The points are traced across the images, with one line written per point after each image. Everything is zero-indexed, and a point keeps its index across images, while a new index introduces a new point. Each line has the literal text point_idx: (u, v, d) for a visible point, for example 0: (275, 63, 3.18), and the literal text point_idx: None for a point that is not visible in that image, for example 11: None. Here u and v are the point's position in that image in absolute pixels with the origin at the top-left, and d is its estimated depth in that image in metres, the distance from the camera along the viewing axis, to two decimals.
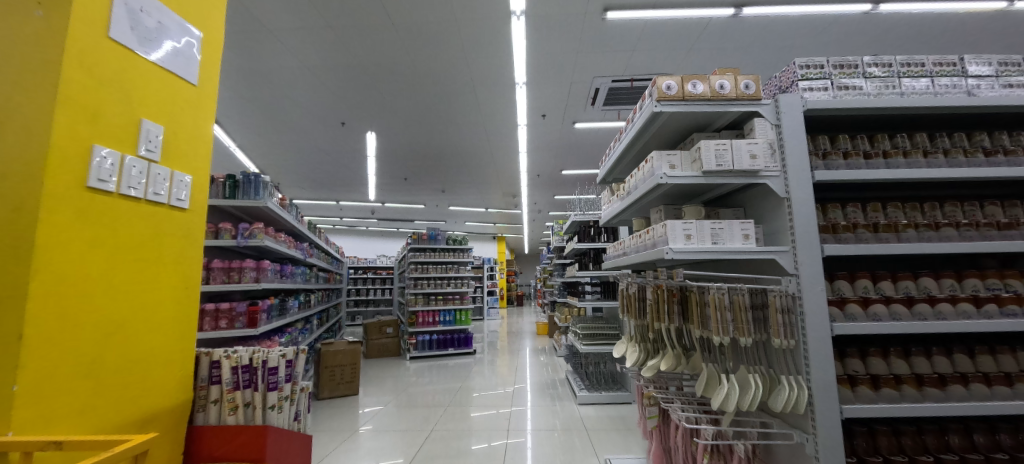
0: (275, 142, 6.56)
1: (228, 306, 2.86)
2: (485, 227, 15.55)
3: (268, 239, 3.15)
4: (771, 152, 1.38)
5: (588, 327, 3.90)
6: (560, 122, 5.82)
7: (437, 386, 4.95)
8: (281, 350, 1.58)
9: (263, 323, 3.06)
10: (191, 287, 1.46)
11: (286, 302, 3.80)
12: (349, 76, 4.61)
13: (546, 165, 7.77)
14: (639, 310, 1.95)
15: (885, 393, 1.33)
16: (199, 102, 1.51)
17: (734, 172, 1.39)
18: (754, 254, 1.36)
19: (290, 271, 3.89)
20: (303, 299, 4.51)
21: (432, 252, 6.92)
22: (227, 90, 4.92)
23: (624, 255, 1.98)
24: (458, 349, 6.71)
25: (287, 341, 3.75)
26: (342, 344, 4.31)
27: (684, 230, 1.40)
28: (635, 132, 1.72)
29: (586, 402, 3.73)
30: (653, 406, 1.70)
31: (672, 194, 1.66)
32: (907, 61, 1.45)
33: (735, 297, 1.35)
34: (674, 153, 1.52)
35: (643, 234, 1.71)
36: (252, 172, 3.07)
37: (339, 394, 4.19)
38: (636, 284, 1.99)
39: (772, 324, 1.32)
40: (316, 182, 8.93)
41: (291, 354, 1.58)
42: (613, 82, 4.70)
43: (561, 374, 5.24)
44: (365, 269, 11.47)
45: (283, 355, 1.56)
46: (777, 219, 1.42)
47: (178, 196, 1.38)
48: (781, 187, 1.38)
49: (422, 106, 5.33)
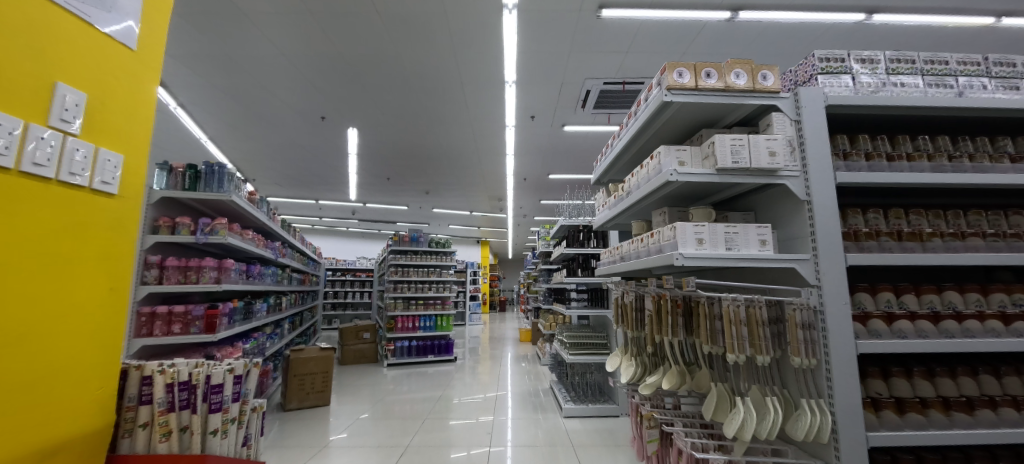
0: (249, 136, 6.19)
1: (184, 309, 2.54)
2: (468, 230, 15.30)
3: (233, 237, 2.87)
4: (790, 149, 1.27)
5: (575, 336, 3.72)
6: (550, 124, 5.70)
7: (415, 395, 4.68)
8: (228, 363, 1.32)
9: (223, 329, 2.75)
10: (117, 287, 1.20)
11: (253, 305, 3.50)
12: (330, 67, 4.36)
13: (534, 169, 7.64)
14: (636, 321, 1.80)
15: (911, 418, 1.21)
16: (136, 69, 1.25)
17: (751, 171, 1.25)
18: (771, 262, 1.22)
19: (258, 271, 3.59)
20: (273, 302, 4.20)
21: (413, 255, 6.68)
22: (197, 78, 4.58)
23: (622, 261, 1.83)
24: (438, 356, 6.44)
25: (252, 348, 3.43)
26: (314, 351, 3.95)
27: (696, 235, 1.25)
28: (638, 127, 1.58)
29: (572, 416, 3.54)
30: (654, 428, 1.53)
31: (678, 196, 1.52)
32: (931, 59, 1.39)
33: (751, 310, 1.21)
34: (683, 148, 1.38)
35: (645, 238, 1.55)
36: (216, 162, 2.77)
37: (309, 405, 3.85)
38: (632, 294, 1.85)
39: (792, 340, 1.19)
40: (293, 180, 8.52)
41: (241, 369, 1.31)
42: (604, 84, 4.61)
43: (545, 384, 5.06)
44: (343, 271, 11.04)
45: (230, 371, 1.29)
46: (795, 223, 1.30)
47: (104, 177, 1.13)
48: (801, 189, 1.26)
49: (408, 102, 5.12)
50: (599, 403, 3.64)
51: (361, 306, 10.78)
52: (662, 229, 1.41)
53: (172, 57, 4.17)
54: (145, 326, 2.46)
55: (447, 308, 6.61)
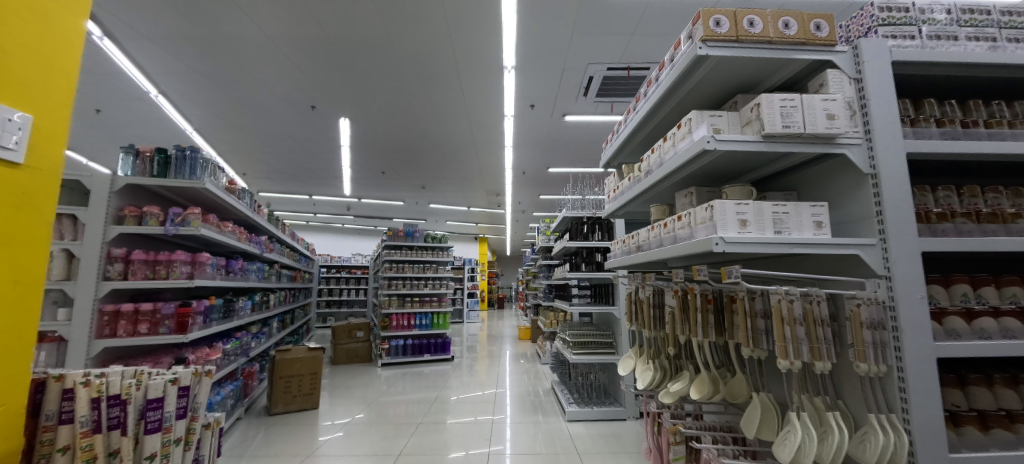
0: (236, 126, 5.91)
1: (152, 307, 2.29)
2: (466, 226, 15.06)
3: (210, 229, 2.64)
4: (850, 112, 1.06)
5: (578, 334, 3.50)
6: (550, 114, 5.46)
7: (411, 397, 4.45)
8: (172, 372, 1.09)
9: (197, 329, 2.50)
10: (23, 281, 0.95)
11: (234, 303, 3.26)
12: (319, 51, 4.11)
13: (533, 162, 7.41)
14: (655, 321, 1.58)
15: (998, 436, 1.01)
16: (46, 8, 0.99)
17: (805, 137, 1.03)
18: (831, 247, 1.01)
19: (240, 267, 3.35)
20: (258, 299, 3.96)
21: (409, 250, 6.45)
22: (177, 62, 4.29)
23: (639, 251, 1.61)
24: (435, 355, 6.20)
25: (233, 349, 3.20)
26: (301, 351, 3.65)
27: (738, 214, 1.02)
28: (661, 95, 1.35)
29: (576, 419, 3.32)
30: (679, 444, 1.31)
31: (709, 173, 1.30)
32: (1009, 9, 1.20)
33: (808, 306, 0.99)
34: (719, 113, 1.14)
35: (669, 224, 1.33)
36: (187, 146, 2.51)
37: (296, 409, 3.58)
38: (650, 289, 1.64)
39: (855, 342, 0.98)
40: (284, 173, 8.23)
41: (187, 379, 1.10)
42: (608, 70, 4.38)
43: (545, 384, 4.86)
44: (337, 268, 10.79)
45: (173, 382, 1.07)
46: (855, 201, 1.09)
47: (3, 141, 0.87)
48: (864, 160, 1.06)
49: (402, 90, 4.87)
50: (603, 405, 3.42)
51: (356, 304, 10.55)
52: (693, 208, 1.18)
53: (149, 39, 3.89)
54: (107, 326, 2.20)
55: (444, 305, 6.39)
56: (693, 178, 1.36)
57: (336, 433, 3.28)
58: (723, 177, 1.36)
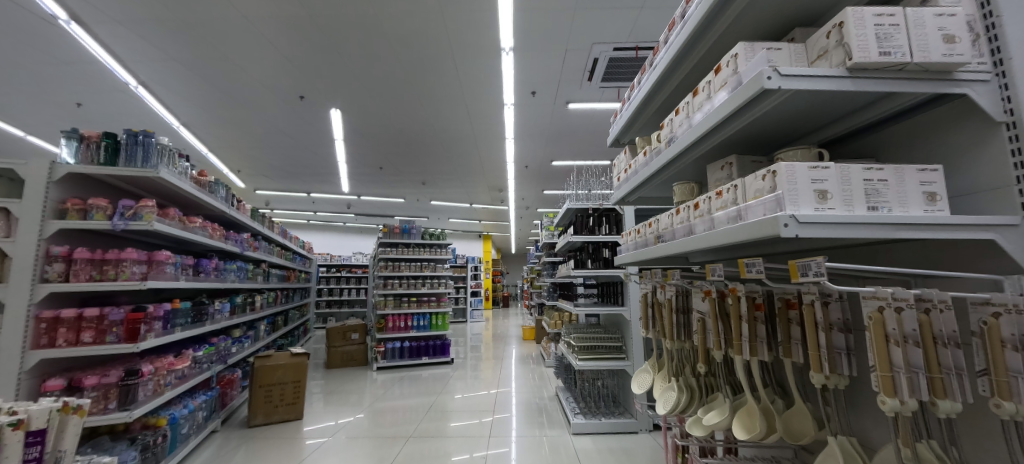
0: (224, 120, 5.68)
1: (97, 313, 2.02)
2: (469, 224, 14.76)
3: (169, 225, 2.35)
4: (974, 34, 0.72)
5: (584, 337, 3.17)
6: (553, 102, 5.13)
7: (405, 403, 4.15)
8: (13, 415, 1.19)
9: (153, 336, 2.22)
10: None
11: (208, 307, 2.98)
12: (301, 33, 3.82)
13: (536, 155, 7.08)
14: (679, 329, 1.27)
15: None
16: None
17: (910, 70, 0.70)
18: (955, 229, 0.67)
19: (214, 267, 3.07)
20: (240, 301, 3.69)
21: (405, 248, 6.19)
22: (153, 49, 4.06)
23: (656, 241, 1.29)
24: (433, 358, 5.91)
25: (206, 356, 2.94)
26: (283, 357, 3.36)
27: (814, 182, 0.70)
28: (692, 32, 1.03)
29: (582, 433, 2.97)
30: None
31: (755, 133, 0.98)
32: None
33: (923, 316, 0.65)
34: (777, 45, 0.84)
35: (702, 203, 1.01)
36: (139, 131, 2.22)
37: (278, 420, 3.29)
38: (671, 289, 1.33)
39: (997, 372, 0.64)
40: (280, 170, 8.01)
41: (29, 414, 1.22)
42: (614, 51, 4.03)
43: (550, 389, 4.53)
44: (338, 267, 10.57)
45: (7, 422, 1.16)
46: (980, 164, 0.76)
47: None
48: (995, 103, 0.72)
49: (393, 77, 4.57)
50: (612, 417, 3.06)
51: (357, 303, 10.32)
52: (738, 180, 0.87)
53: (120, 23, 3.66)
54: (45, 334, 1.94)
55: (443, 305, 6.09)
56: (730, 143, 1.05)
57: (333, 436, 3.15)
58: (770, 141, 1.03)
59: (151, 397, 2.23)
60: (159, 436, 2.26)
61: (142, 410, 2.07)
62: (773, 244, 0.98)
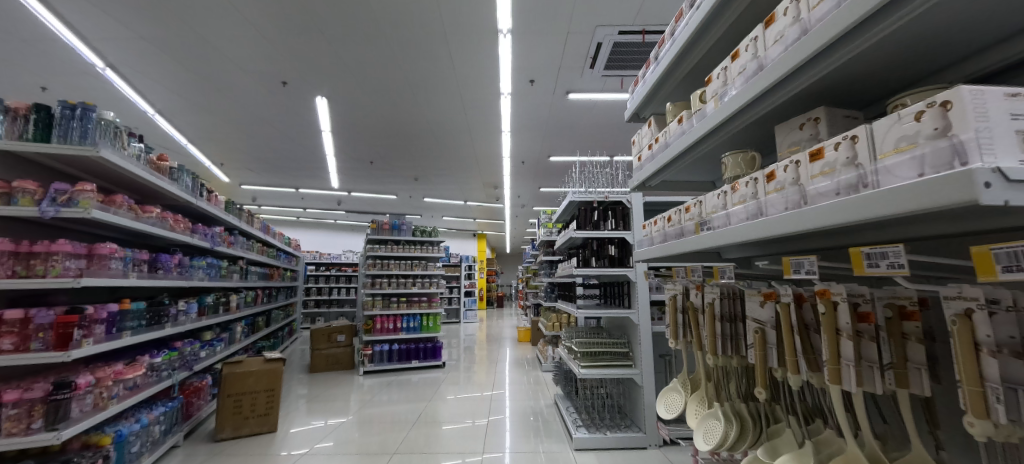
0: (203, 108, 5.34)
1: (19, 316, 1.70)
2: (464, 223, 14.47)
3: (116, 214, 2.04)
4: None
5: (587, 342, 2.89)
6: (552, 91, 4.86)
7: (392, 410, 3.84)
8: None
9: (91, 342, 1.89)
10: None
11: (169, 307, 2.66)
12: (280, 10, 3.51)
13: (533, 149, 6.81)
14: (725, 343, 1.00)
15: None
16: None
17: None
18: None
19: (177, 263, 2.75)
20: (210, 302, 3.36)
21: (395, 245, 5.88)
22: (118, 26, 3.72)
23: (697, 229, 1.01)
24: (424, 361, 5.61)
25: (165, 363, 2.61)
26: (256, 363, 3.06)
27: (1013, 120, 0.42)
28: None
29: (585, 448, 2.68)
30: None
31: (864, 67, 0.69)
32: None
33: None
34: None
35: (785, 171, 0.73)
36: (78, 103, 1.90)
37: (248, 434, 2.97)
38: (714, 290, 1.06)
39: None
40: (265, 164, 7.66)
41: None
42: (619, 35, 3.75)
43: (547, 395, 4.25)
44: (327, 266, 10.23)
45: None
46: None
47: None
48: None
49: (383, 61, 4.27)
50: (618, 430, 2.77)
51: (346, 303, 10.00)
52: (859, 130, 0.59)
53: None
54: None
55: (434, 306, 5.79)
56: (819, 89, 0.76)
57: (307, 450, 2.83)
58: (872, 84, 0.75)
59: (89, 413, 1.91)
60: (100, 457, 1.94)
61: (74, 431, 1.75)
62: (867, 230, 0.72)
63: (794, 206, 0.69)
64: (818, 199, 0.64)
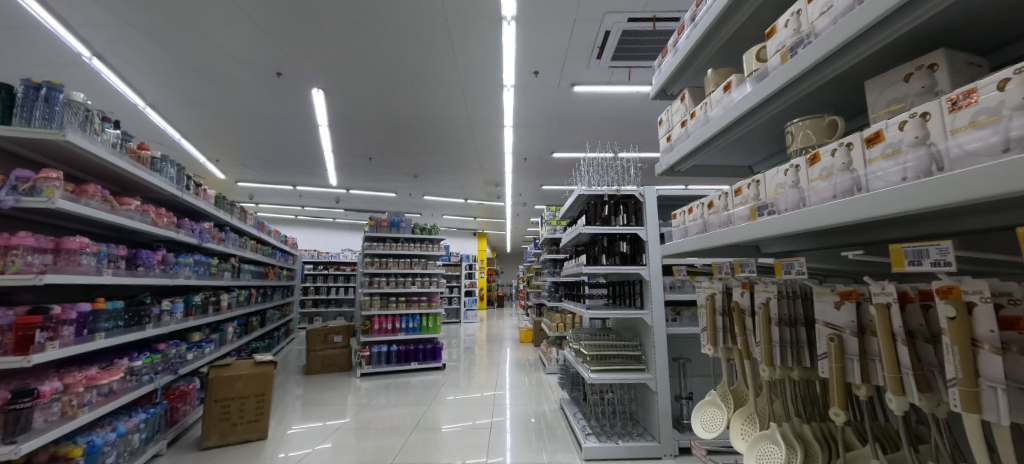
0: (195, 101, 5.17)
1: None
2: (464, 221, 14.29)
3: (87, 205, 1.86)
4: None
5: (596, 345, 2.72)
6: (557, 83, 4.70)
7: (391, 413, 3.68)
8: None
9: (55, 346, 1.70)
10: None
11: (151, 307, 2.48)
12: None
13: (536, 145, 6.64)
14: (784, 350, 0.83)
15: None
16: None
17: None
18: None
19: (160, 260, 2.58)
20: (198, 301, 3.18)
21: (393, 243, 5.71)
22: (104, 12, 3.55)
23: (750, 215, 0.83)
24: (423, 363, 5.45)
25: (146, 367, 2.44)
26: (245, 366, 2.89)
27: None
28: None
29: (595, 459, 2.51)
30: None
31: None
32: None
33: None
34: None
35: (900, 128, 0.52)
36: (43, 82, 1.72)
37: (236, 441, 2.80)
38: (768, 289, 0.89)
39: None
40: (261, 160, 7.48)
41: None
42: (629, 22, 3.57)
43: (552, 398, 4.10)
44: (325, 265, 10.06)
45: None
46: None
47: None
48: None
49: (381, 50, 4.10)
50: (630, 439, 2.60)
51: (344, 303, 9.84)
52: None
53: None
54: None
55: (434, 306, 5.63)
56: (932, 31, 0.59)
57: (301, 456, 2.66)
58: (1006, 19, 0.57)
59: (56, 423, 1.74)
60: None
61: (35, 443, 1.56)
62: (991, 214, 0.54)
63: (920, 176, 0.49)
64: (966, 161, 0.44)
